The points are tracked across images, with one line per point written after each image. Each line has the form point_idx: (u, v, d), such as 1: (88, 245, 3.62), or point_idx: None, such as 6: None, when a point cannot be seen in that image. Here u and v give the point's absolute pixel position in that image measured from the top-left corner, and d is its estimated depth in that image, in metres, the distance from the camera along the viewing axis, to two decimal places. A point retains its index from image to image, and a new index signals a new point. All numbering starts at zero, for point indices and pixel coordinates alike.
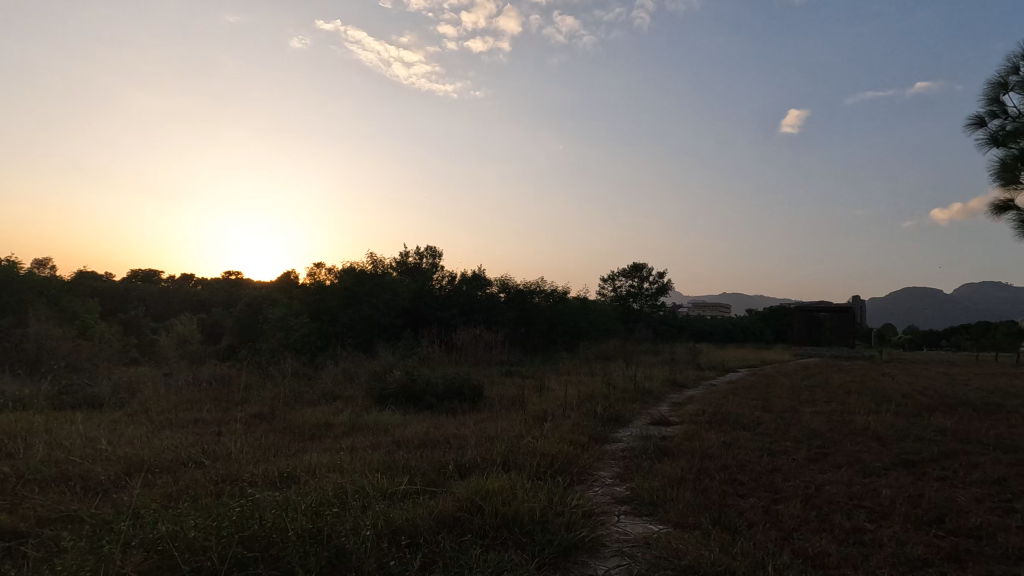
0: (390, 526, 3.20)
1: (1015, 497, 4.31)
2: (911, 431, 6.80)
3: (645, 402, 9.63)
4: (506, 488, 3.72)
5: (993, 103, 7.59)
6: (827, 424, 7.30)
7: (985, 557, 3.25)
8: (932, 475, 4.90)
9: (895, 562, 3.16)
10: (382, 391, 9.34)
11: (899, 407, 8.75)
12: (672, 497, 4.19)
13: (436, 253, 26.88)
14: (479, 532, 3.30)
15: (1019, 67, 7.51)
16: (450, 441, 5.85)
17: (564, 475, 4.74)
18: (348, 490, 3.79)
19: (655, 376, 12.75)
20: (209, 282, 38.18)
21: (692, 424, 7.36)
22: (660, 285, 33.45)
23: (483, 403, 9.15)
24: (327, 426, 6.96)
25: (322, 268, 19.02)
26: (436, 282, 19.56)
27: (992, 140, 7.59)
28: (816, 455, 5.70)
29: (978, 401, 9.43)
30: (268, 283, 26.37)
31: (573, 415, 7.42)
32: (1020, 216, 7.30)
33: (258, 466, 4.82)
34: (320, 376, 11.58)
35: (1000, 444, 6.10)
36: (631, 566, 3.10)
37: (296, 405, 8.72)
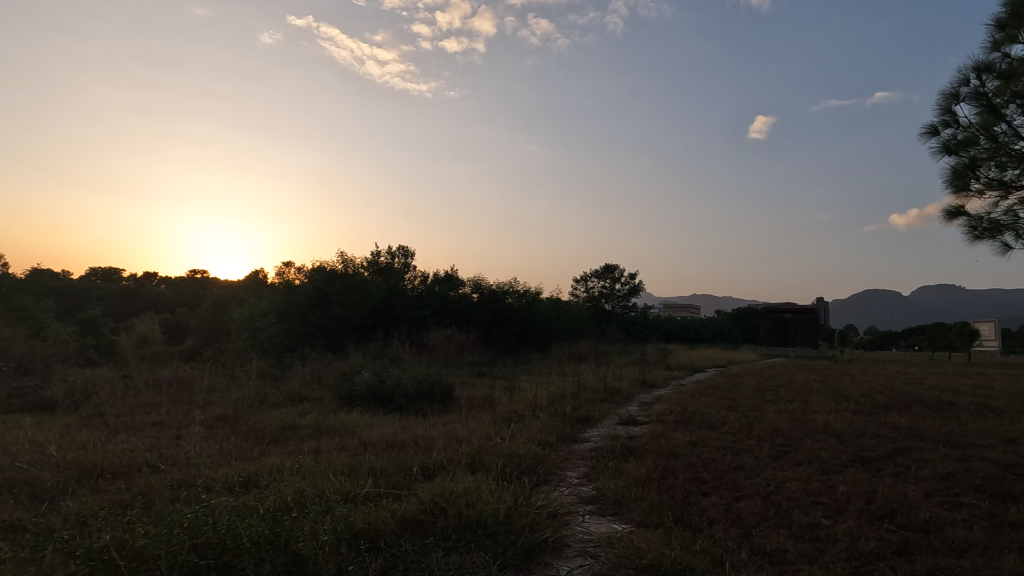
0: (350, 530, 3.14)
1: (962, 492, 4.48)
2: (867, 429, 7.02)
3: (614, 402, 9.71)
4: (471, 490, 3.71)
5: (945, 113, 7.90)
6: (789, 423, 7.49)
7: (933, 550, 3.36)
8: (886, 472, 5.06)
9: (848, 557, 3.25)
10: (350, 392, 9.21)
11: (858, 406, 9.00)
12: (636, 497, 4.22)
13: (409, 253, 26.73)
14: (441, 535, 3.26)
15: (969, 79, 7.84)
16: (418, 443, 5.81)
17: (530, 476, 4.74)
18: (309, 494, 3.72)
19: (625, 376, 12.89)
20: (174, 281, 37.06)
21: (659, 424, 7.44)
22: (632, 286, 33.93)
23: (453, 403, 9.12)
24: (291, 429, 6.83)
25: (292, 268, 18.72)
26: (409, 282, 19.42)
27: (944, 149, 7.90)
28: (778, 453, 5.83)
29: (932, 400, 9.76)
30: (235, 283, 25.72)
31: (542, 415, 7.43)
32: (971, 221, 7.61)
33: (217, 470, 4.69)
34: (287, 377, 11.35)
35: (950, 440, 6.35)
36: (593, 565, 3.11)
37: (261, 407, 8.53)
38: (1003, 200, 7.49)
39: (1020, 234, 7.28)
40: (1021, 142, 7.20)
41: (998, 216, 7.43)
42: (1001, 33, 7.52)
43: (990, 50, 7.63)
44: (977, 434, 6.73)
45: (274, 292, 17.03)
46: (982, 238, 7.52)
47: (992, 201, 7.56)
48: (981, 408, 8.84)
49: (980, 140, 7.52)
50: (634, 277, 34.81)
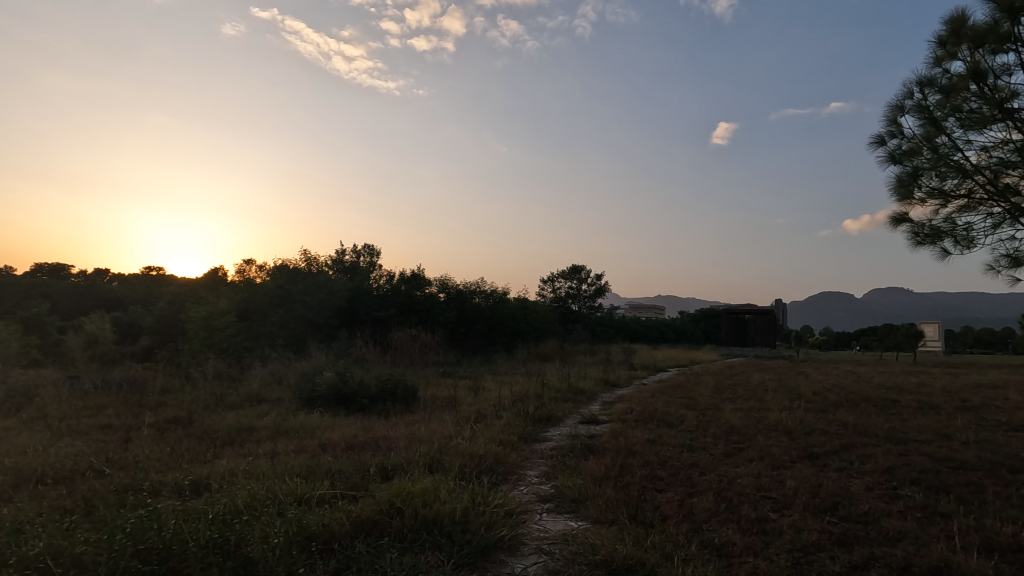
0: (303, 531, 3.10)
1: (900, 485, 4.72)
2: (817, 426, 7.30)
3: (577, 402, 9.81)
4: (428, 490, 3.71)
5: (891, 124, 8.28)
6: (743, 420, 7.74)
7: (870, 540, 3.54)
8: (831, 467, 5.29)
9: (791, 548, 3.39)
10: (311, 392, 9.05)
11: (809, 404, 9.35)
12: (593, 495, 4.30)
13: (375, 252, 26.47)
14: (396, 535, 3.25)
15: (913, 93, 8.25)
16: (379, 443, 5.76)
17: (489, 475, 4.77)
18: (262, 496, 3.65)
19: (589, 376, 13.04)
20: (127, 278, 35.52)
21: (620, 423, 7.55)
22: (598, 287, 34.38)
23: (416, 403, 9.08)
24: (249, 430, 6.67)
25: (253, 267, 18.35)
26: (374, 282, 19.21)
27: (890, 158, 8.29)
28: (732, 450, 6.02)
29: (878, 398, 10.19)
30: (193, 280, 24.91)
31: (505, 415, 7.46)
32: (914, 227, 8.01)
33: (167, 473, 4.55)
34: (246, 378, 11.06)
35: (892, 436, 6.67)
36: (547, 562, 3.15)
37: (218, 409, 8.30)
38: (943, 208, 7.91)
39: (958, 241, 7.70)
40: (959, 154, 7.62)
41: (939, 223, 7.83)
42: (942, 49, 7.93)
43: (932, 66, 8.05)
44: (918, 430, 7.09)
45: (234, 291, 16.59)
46: (924, 243, 7.92)
47: (933, 208, 7.97)
48: (923, 405, 9.32)
49: (923, 151, 7.91)
50: (599, 277, 35.23)
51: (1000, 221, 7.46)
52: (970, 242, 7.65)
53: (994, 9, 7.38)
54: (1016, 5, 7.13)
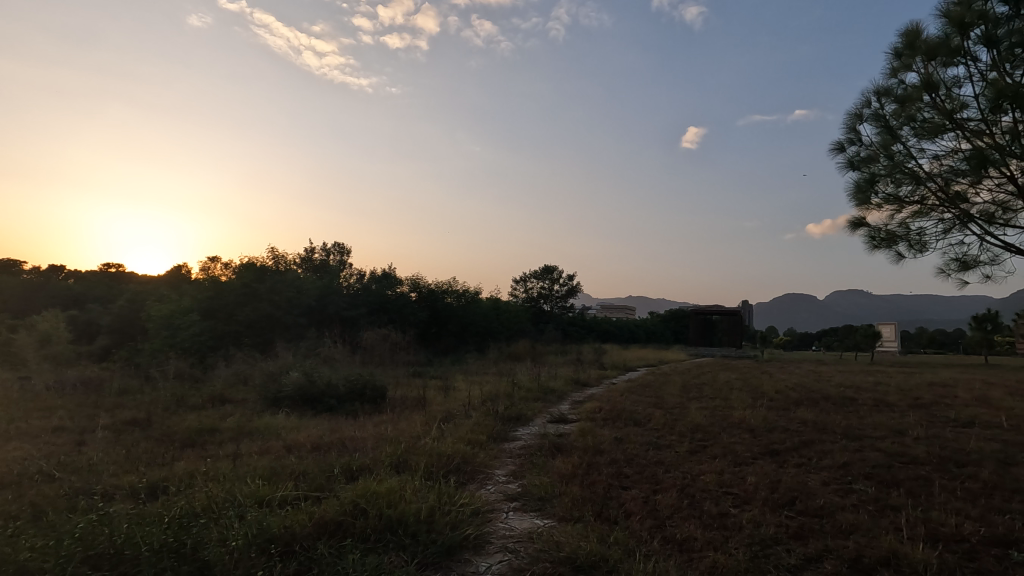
0: (263, 534, 3.04)
1: (855, 479, 4.89)
2: (779, 423, 7.50)
3: (547, 401, 9.86)
4: (393, 491, 3.68)
5: (851, 131, 8.58)
6: (708, 419, 7.90)
7: (825, 533, 3.66)
8: (791, 463, 5.45)
9: (749, 542, 3.47)
10: (276, 393, 8.86)
11: (772, 402, 9.60)
12: (559, 493, 4.34)
13: (345, 251, 26.14)
14: (360, 536, 3.21)
15: (871, 102, 8.56)
16: (346, 444, 5.69)
17: (457, 475, 4.76)
18: (221, 499, 3.56)
19: (560, 376, 13.11)
20: (83, 275, 34.17)
21: (589, 422, 7.63)
22: (570, 287, 34.64)
23: (385, 403, 9.00)
24: (211, 432, 6.49)
25: (219, 264, 17.91)
26: (344, 282, 19.06)
27: (849, 164, 8.59)
28: (697, 447, 6.14)
29: (838, 396, 10.53)
30: (155, 278, 24.12)
31: (474, 415, 7.45)
32: (871, 232, 8.31)
33: (123, 477, 4.40)
34: (209, 378, 10.77)
35: (849, 433, 6.90)
36: (512, 561, 3.16)
37: (178, 410, 8.05)
38: (898, 213, 8.22)
39: (911, 245, 8.02)
40: (913, 162, 7.95)
41: (894, 228, 8.15)
42: (898, 61, 8.24)
43: (889, 77, 8.37)
44: (872, 427, 7.36)
45: (196, 290, 15.52)
46: (880, 247, 8.23)
47: (889, 214, 8.28)
48: (877, 403, 9.68)
49: (880, 158, 8.22)
50: (572, 278, 35.49)
51: (950, 226, 7.81)
52: (923, 246, 7.98)
53: (945, 24, 7.74)
54: (966, 20, 7.48)
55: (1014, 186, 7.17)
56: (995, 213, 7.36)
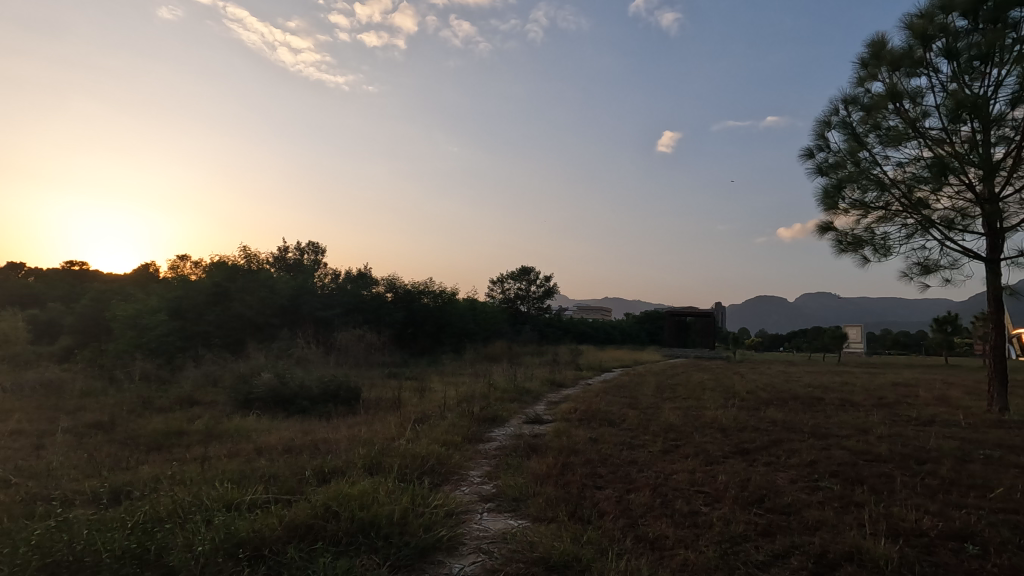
0: (230, 539, 2.97)
1: (821, 477, 5.03)
2: (750, 423, 7.65)
3: (523, 402, 9.88)
4: (367, 493, 3.65)
5: (819, 138, 8.81)
6: (681, 418, 8.02)
7: (792, 530, 3.74)
8: (760, 461, 5.57)
9: (719, 539, 3.54)
10: (247, 394, 8.66)
11: (743, 402, 9.80)
12: (534, 493, 4.35)
13: (319, 250, 25.77)
14: (331, 539, 3.17)
15: (839, 110, 8.80)
16: (318, 446, 5.60)
17: (431, 476, 4.74)
18: (187, 504, 3.47)
19: (535, 377, 13.15)
20: (44, 273, 32.92)
21: (564, 423, 7.67)
22: (547, 288, 34.79)
23: (360, 405, 8.90)
24: (178, 435, 6.32)
25: (188, 262, 17.47)
26: (319, 282, 18.82)
27: (818, 170, 8.81)
28: (670, 447, 6.22)
29: (806, 396, 10.79)
30: (120, 276, 23.38)
31: (449, 416, 7.42)
32: (838, 236, 8.54)
33: (84, 481, 4.26)
34: (177, 380, 10.50)
35: (817, 432, 7.08)
36: (486, 561, 3.16)
37: (144, 412, 7.82)
38: (863, 218, 8.48)
39: (876, 250, 8.28)
40: (878, 169, 8.20)
41: (860, 232, 8.39)
42: (864, 70, 8.48)
43: (856, 85, 8.60)
44: (838, 425, 7.58)
45: (165, 288, 15.12)
46: (847, 251, 8.46)
47: (855, 219, 8.53)
48: (843, 402, 9.97)
49: (847, 164, 8.45)
50: (548, 279, 35.64)
51: (913, 231, 8.09)
52: (887, 250, 8.24)
53: (908, 36, 8.01)
54: (927, 33, 7.76)
55: (972, 193, 7.46)
56: (954, 219, 7.65)
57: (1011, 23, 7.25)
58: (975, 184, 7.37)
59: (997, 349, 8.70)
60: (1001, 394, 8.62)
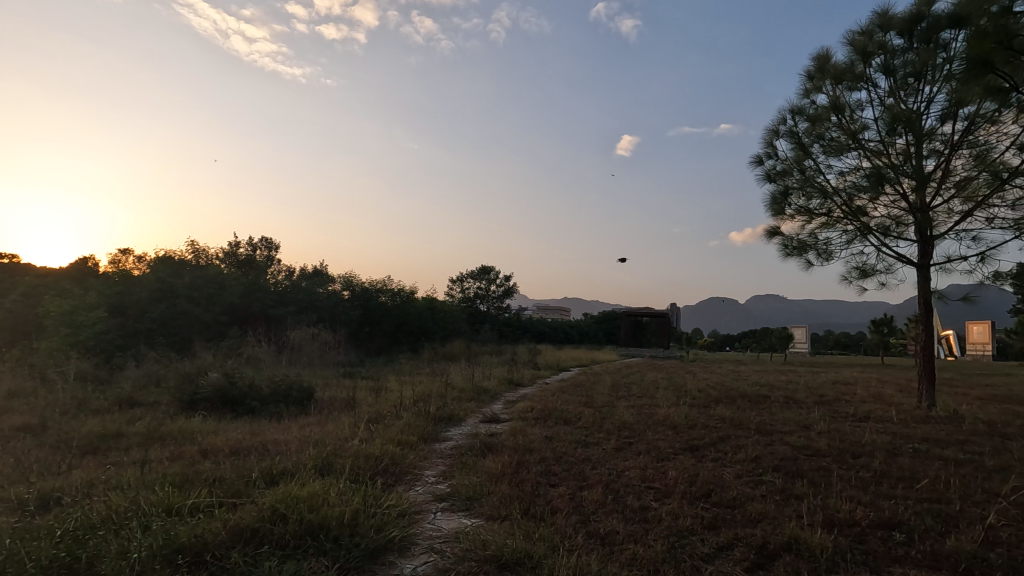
0: (169, 544, 2.86)
1: (764, 471, 5.24)
2: (699, 420, 7.90)
3: (480, 401, 9.88)
4: (317, 494, 3.57)
5: (768, 146, 9.16)
6: (635, 416, 8.21)
7: (735, 522, 3.89)
8: (708, 457, 5.76)
9: (667, 533, 3.64)
10: (192, 395, 8.30)
11: (694, 400, 10.10)
12: (488, 492, 4.36)
13: (273, 245, 25.03)
14: (278, 543, 3.08)
15: (786, 120, 9.18)
16: (268, 448, 5.44)
17: (385, 476, 4.68)
18: (123, 509, 3.31)
19: (493, 376, 13.18)
20: None
21: (520, 421, 7.73)
22: (506, 288, 34.85)
23: (313, 405, 8.70)
24: (116, 437, 6.02)
25: (131, 256, 16.66)
26: (272, 278, 18.28)
27: (766, 176, 9.17)
28: (623, 444, 6.35)
29: (753, 393, 11.21)
30: (54, 271, 21.97)
31: (405, 415, 7.33)
32: (785, 240, 8.92)
33: (9, 488, 3.99)
34: (116, 380, 9.98)
35: (762, 428, 7.38)
36: (437, 561, 3.14)
37: (78, 414, 7.39)
38: (808, 224, 8.88)
39: (819, 254, 8.68)
40: (822, 177, 8.60)
41: (804, 237, 8.78)
42: (810, 82, 8.88)
43: (803, 97, 8.99)
44: (782, 422, 7.91)
45: (104, 283, 14.34)
46: (792, 255, 8.84)
47: (801, 224, 8.91)
48: (787, 400, 10.42)
49: (793, 172, 8.83)
50: (508, 279, 35.74)
51: (852, 237, 8.52)
52: (829, 255, 8.66)
53: (850, 52, 8.43)
54: (868, 49, 8.20)
55: (906, 202, 7.93)
56: (890, 226, 8.10)
57: (942, 44, 7.73)
58: (909, 194, 7.83)
59: (927, 350, 9.26)
60: (930, 391, 9.18)
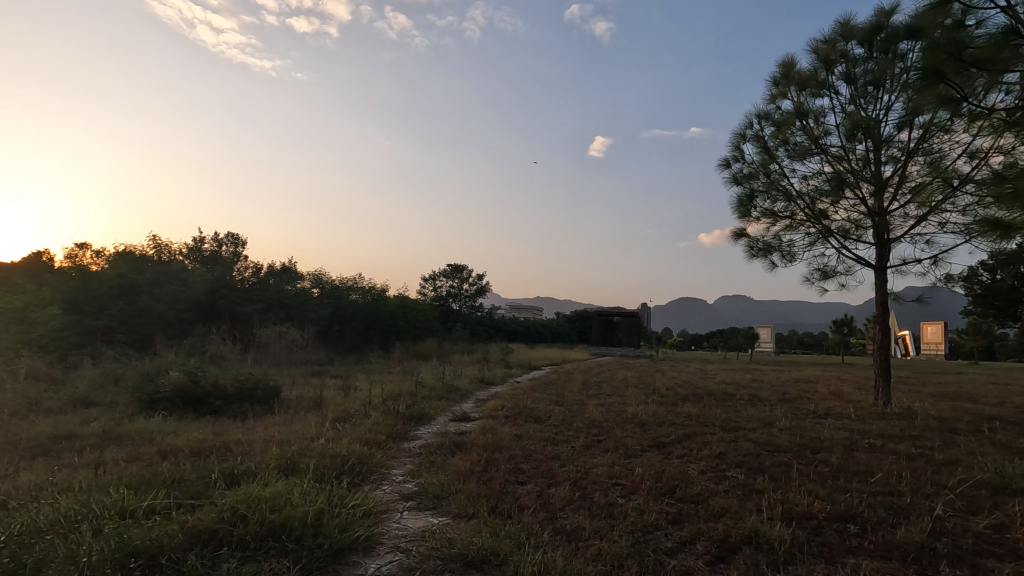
0: (122, 548, 2.76)
1: (728, 467, 5.35)
2: (667, 417, 8.03)
3: (450, 400, 9.84)
4: (279, 495, 3.50)
5: (735, 149, 9.37)
6: (604, 414, 8.29)
7: (699, 517, 3.96)
8: (674, 454, 5.85)
9: (633, 529, 3.69)
10: (152, 394, 8.02)
11: (663, 398, 10.25)
12: (456, 490, 4.34)
13: (239, 241, 24.41)
14: (237, 544, 3.00)
15: (753, 124, 9.40)
16: (231, 448, 5.31)
17: (352, 476, 4.62)
18: (73, 513, 3.18)
19: (465, 375, 13.13)
20: None
21: (490, 420, 7.73)
22: (478, 287, 34.68)
23: (279, 404, 8.53)
24: (70, 439, 5.78)
25: (88, 251, 16.02)
26: (238, 274, 17.83)
27: (733, 179, 9.37)
28: (591, 442, 6.41)
29: (720, 391, 11.45)
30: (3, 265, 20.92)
31: (373, 415, 7.24)
32: (751, 242, 9.13)
33: None
34: (70, 379, 9.58)
35: (727, 425, 7.55)
36: (403, 560, 3.11)
37: (28, 415, 7.06)
38: (772, 226, 9.11)
39: (783, 255, 8.92)
40: (786, 181, 8.84)
41: (769, 239, 9.01)
42: (776, 88, 9.11)
43: (769, 102, 9.22)
44: (747, 419, 8.10)
45: (58, 279, 13.74)
46: (757, 256, 9.06)
47: (766, 226, 9.14)
48: (752, 397, 10.67)
49: (759, 175, 9.04)
50: (481, 278, 35.63)
51: (815, 240, 8.78)
52: (792, 257, 8.90)
53: (814, 59, 8.68)
54: (830, 57, 8.45)
55: (865, 206, 8.20)
56: (850, 229, 8.38)
57: (899, 54, 8.02)
58: (867, 198, 8.11)
59: (884, 349, 9.59)
60: (886, 389, 9.52)
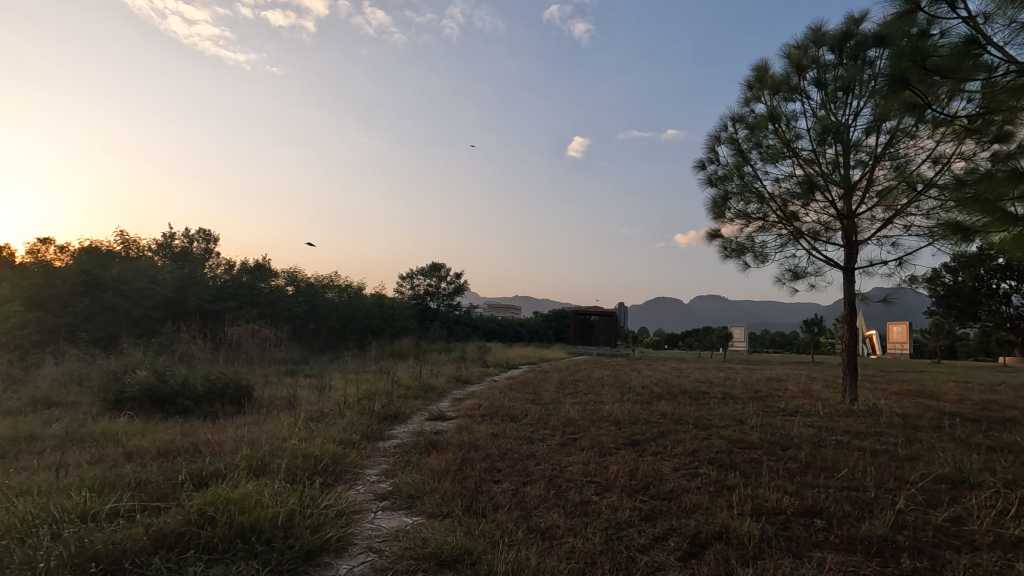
0: (82, 552, 2.68)
1: (700, 464, 5.44)
2: (642, 416, 8.12)
3: (427, 399, 9.78)
4: (249, 496, 3.44)
5: (710, 151, 9.51)
6: (580, 413, 8.35)
7: (671, 514, 4.02)
8: (648, 451, 5.92)
9: (606, 526, 3.72)
10: (118, 394, 7.79)
11: (638, 396, 10.36)
12: (430, 489, 4.32)
13: (211, 237, 23.88)
14: (204, 547, 2.94)
15: (727, 127, 9.55)
16: (200, 448, 5.19)
17: (325, 477, 4.55)
18: (31, 516, 3.07)
19: (441, 374, 13.08)
20: None
21: (466, 419, 7.71)
22: (456, 286, 34.47)
23: (251, 404, 8.37)
24: (29, 441, 5.58)
25: (51, 246, 15.49)
26: (209, 271, 17.41)
27: (708, 181, 9.52)
28: (567, 440, 6.45)
29: (694, 390, 11.61)
30: None
31: (348, 414, 7.16)
32: (725, 242, 9.28)
33: None
34: (31, 379, 9.24)
35: (700, 423, 7.66)
36: (375, 561, 3.08)
37: None
38: (746, 227, 9.28)
39: (755, 256, 9.09)
40: (759, 183, 9.01)
41: (743, 240, 9.17)
42: (750, 92, 9.26)
43: (743, 105, 9.38)
44: (719, 417, 8.24)
45: (19, 274, 13.24)
46: (731, 256, 9.21)
47: (739, 227, 9.30)
48: (725, 396, 10.84)
49: (733, 177, 9.19)
50: (458, 277, 35.47)
51: (786, 241, 8.97)
52: (764, 257, 9.08)
53: (787, 64, 8.86)
54: (802, 63, 8.63)
55: (834, 209, 8.41)
56: (819, 231, 8.58)
57: (868, 61, 8.23)
58: (837, 201, 8.32)
59: (852, 348, 9.83)
60: (853, 386, 9.75)
